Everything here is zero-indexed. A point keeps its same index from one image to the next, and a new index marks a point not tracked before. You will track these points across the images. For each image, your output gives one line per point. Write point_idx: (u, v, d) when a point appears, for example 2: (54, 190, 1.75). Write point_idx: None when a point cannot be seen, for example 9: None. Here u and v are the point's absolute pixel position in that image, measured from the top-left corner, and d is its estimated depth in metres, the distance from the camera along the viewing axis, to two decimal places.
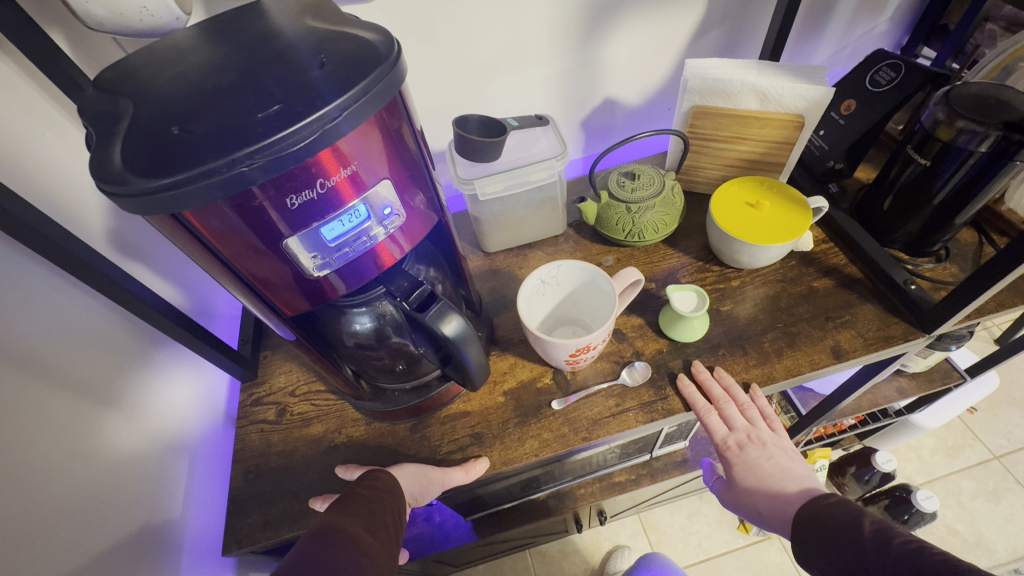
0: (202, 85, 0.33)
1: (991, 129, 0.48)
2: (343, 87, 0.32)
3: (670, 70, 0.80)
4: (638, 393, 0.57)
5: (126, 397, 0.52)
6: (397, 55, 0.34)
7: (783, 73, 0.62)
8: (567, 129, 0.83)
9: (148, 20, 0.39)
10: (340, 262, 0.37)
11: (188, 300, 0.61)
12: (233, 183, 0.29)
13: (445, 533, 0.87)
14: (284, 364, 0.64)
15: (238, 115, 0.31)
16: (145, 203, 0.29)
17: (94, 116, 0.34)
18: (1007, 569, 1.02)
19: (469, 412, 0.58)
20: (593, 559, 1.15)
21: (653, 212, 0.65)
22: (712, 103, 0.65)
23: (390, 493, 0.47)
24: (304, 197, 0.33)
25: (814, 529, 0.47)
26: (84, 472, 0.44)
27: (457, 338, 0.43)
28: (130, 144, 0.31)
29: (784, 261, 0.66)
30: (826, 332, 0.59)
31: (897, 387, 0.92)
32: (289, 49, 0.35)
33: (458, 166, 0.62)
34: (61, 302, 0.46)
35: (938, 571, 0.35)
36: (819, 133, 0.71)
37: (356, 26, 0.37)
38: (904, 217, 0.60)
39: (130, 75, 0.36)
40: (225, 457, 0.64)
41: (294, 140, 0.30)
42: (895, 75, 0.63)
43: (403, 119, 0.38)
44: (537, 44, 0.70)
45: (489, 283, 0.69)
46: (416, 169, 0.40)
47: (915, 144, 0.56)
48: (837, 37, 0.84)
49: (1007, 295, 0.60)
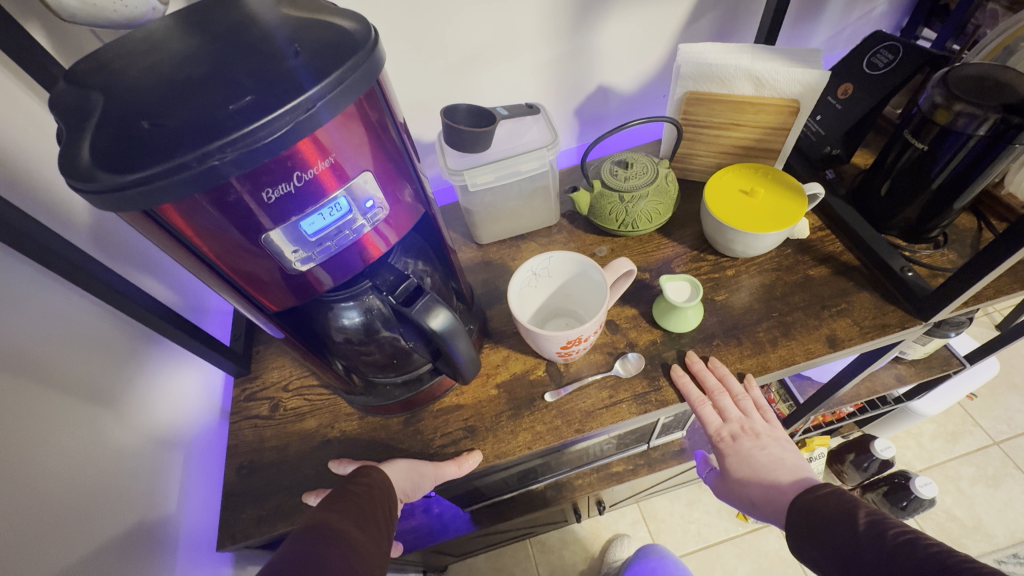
0: (174, 77, 0.33)
1: (991, 112, 0.47)
2: (319, 76, 0.31)
3: (664, 55, 0.79)
4: (632, 385, 0.57)
5: (119, 395, 0.51)
6: (375, 42, 0.33)
7: (778, 56, 0.61)
8: (561, 117, 0.82)
9: (123, 11, 0.38)
10: (323, 256, 0.37)
11: (178, 296, 0.61)
12: (206, 177, 0.29)
13: (444, 524, 0.87)
14: (277, 359, 0.64)
15: (210, 107, 0.30)
16: (114, 200, 0.28)
17: (65, 111, 0.33)
18: (1005, 554, 1.02)
19: (462, 405, 0.57)
20: (593, 547, 1.15)
21: (646, 201, 0.64)
22: (706, 89, 0.63)
23: (380, 489, 0.47)
24: (282, 190, 0.32)
25: (807, 518, 0.46)
26: (78, 471, 0.44)
27: (445, 331, 0.43)
28: (100, 140, 0.30)
29: (780, 249, 0.65)
30: (822, 321, 0.58)
31: (896, 374, 0.92)
32: (263, 38, 0.34)
33: (448, 156, 0.61)
34: (50, 300, 0.45)
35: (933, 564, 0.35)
36: (815, 118, 0.69)
37: (333, 14, 0.36)
38: (902, 203, 0.59)
39: (103, 68, 0.35)
40: (219, 453, 0.64)
41: (268, 131, 0.29)
42: (893, 58, 0.62)
43: (384, 109, 0.37)
44: (527, 31, 0.68)
45: (481, 275, 0.68)
46: (400, 160, 0.39)
47: (913, 128, 0.54)
48: (835, 19, 0.82)
49: (1006, 282, 0.59)
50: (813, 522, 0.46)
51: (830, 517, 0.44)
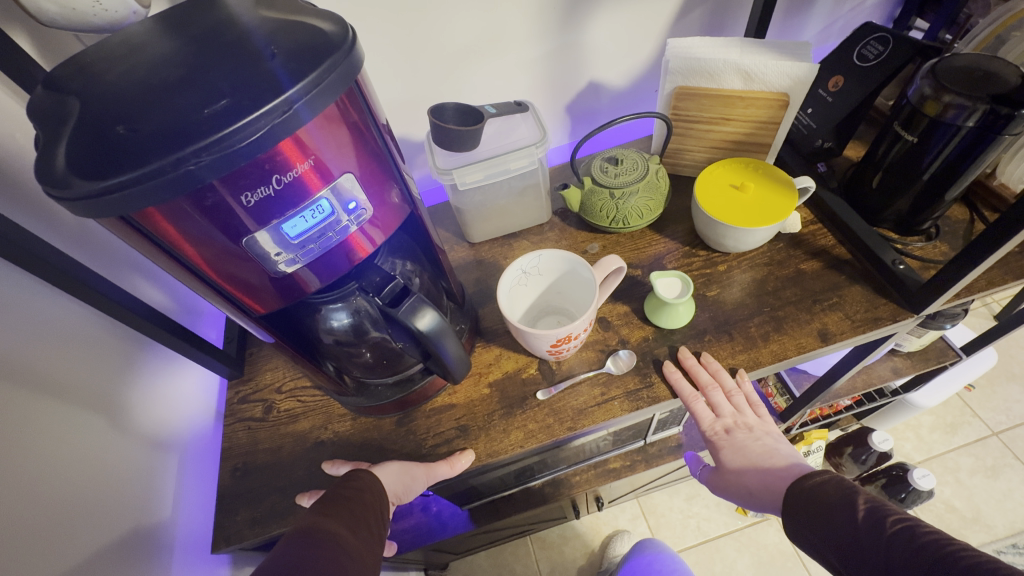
0: (151, 80, 0.33)
1: (979, 102, 0.47)
2: (296, 77, 0.31)
3: (656, 50, 0.78)
4: (624, 382, 0.57)
5: (114, 401, 0.51)
6: (352, 42, 0.33)
7: (767, 50, 0.60)
8: (552, 114, 0.82)
9: (103, 15, 0.37)
10: (307, 258, 0.37)
11: (171, 300, 0.61)
12: (181, 182, 0.29)
13: (443, 522, 0.88)
14: (271, 361, 0.64)
15: (185, 111, 0.30)
16: (89, 206, 0.28)
17: (42, 116, 0.33)
18: (1005, 544, 1.03)
19: (454, 405, 0.57)
20: (593, 543, 1.16)
21: (637, 197, 0.64)
22: (695, 84, 0.63)
23: (372, 493, 0.47)
24: (262, 193, 0.32)
25: (805, 502, 0.46)
26: (74, 476, 0.45)
27: (432, 332, 0.43)
28: (75, 146, 0.30)
29: (772, 243, 0.65)
30: (813, 315, 0.58)
31: (892, 366, 0.92)
32: (240, 41, 0.34)
33: (437, 155, 0.61)
34: (43, 307, 0.45)
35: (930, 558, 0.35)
36: (806, 112, 0.69)
37: (312, 15, 0.36)
38: (893, 195, 0.59)
39: (82, 72, 0.35)
40: (214, 455, 0.64)
41: (243, 134, 0.29)
42: (883, 49, 0.62)
43: (365, 109, 0.37)
44: (515, 28, 0.68)
45: (473, 274, 0.68)
46: (384, 161, 0.39)
47: (903, 119, 0.54)
48: (828, 10, 0.82)
49: (998, 273, 0.59)
50: (811, 506, 0.45)
51: (829, 502, 0.44)
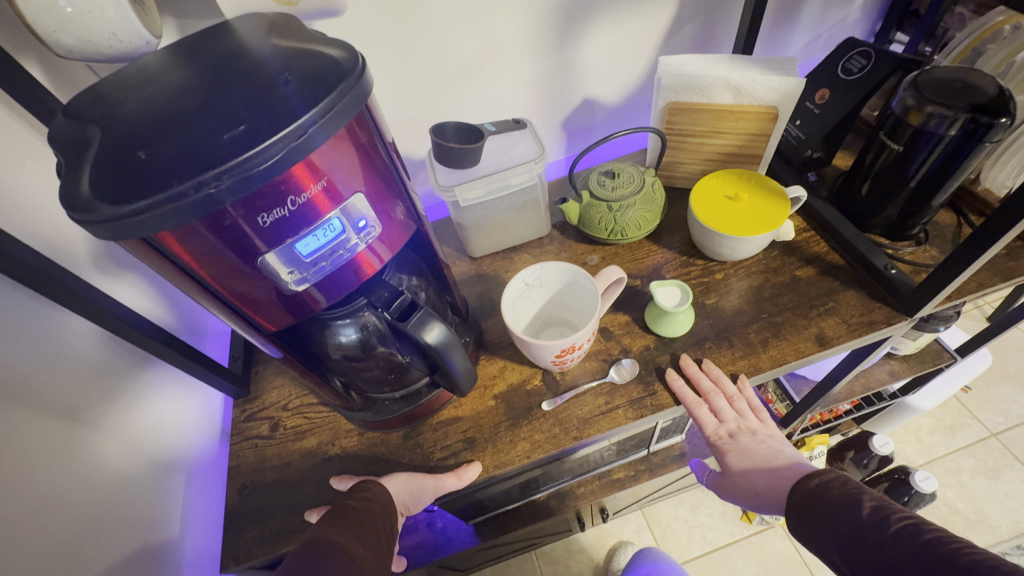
0: (169, 108, 0.34)
1: (960, 112, 0.49)
2: (310, 102, 0.32)
3: (647, 67, 0.81)
4: (628, 390, 0.58)
5: (122, 422, 0.52)
6: (362, 68, 0.35)
7: (755, 65, 0.63)
8: (549, 130, 0.84)
9: (118, 46, 0.39)
10: (318, 275, 0.38)
11: (176, 319, 0.61)
12: (202, 205, 0.30)
13: (448, 538, 0.87)
14: (276, 379, 0.64)
15: (204, 137, 0.31)
16: (113, 229, 0.29)
17: (64, 144, 0.34)
18: (1009, 545, 1.03)
19: (461, 417, 0.58)
20: (598, 556, 1.15)
21: (635, 209, 0.65)
22: (688, 99, 0.65)
23: (381, 504, 0.48)
24: (276, 215, 0.33)
25: (807, 499, 0.47)
26: (84, 498, 0.45)
27: (440, 345, 0.44)
28: (98, 171, 0.31)
29: (767, 251, 0.66)
30: (811, 320, 0.59)
31: (889, 370, 0.93)
32: (255, 68, 0.35)
33: (438, 173, 0.62)
34: (55, 331, 0.46)
35: (937, 560, 0.35)
36: (795, 123, 0.71)
37: (322, 43, 0.37)
38: (882, 202, 0.61)
39: (100, 101, 0.36)
40: (220, 473, 0.64)
41: (262, 157, 0.30)
42: (866, 62, 0.64)
43: (373, 131, 0.38)
44: (512, 48, 0.70)
45: (476, 287, 0.69)
46: (391, 179, 0.40)
47: (887, 130, 0.56)
48: (811, 25, 0.85)
49: (987, 275, 0.61)
50: (815, 504, 0.46)
51: (833, 500, 0.45)
